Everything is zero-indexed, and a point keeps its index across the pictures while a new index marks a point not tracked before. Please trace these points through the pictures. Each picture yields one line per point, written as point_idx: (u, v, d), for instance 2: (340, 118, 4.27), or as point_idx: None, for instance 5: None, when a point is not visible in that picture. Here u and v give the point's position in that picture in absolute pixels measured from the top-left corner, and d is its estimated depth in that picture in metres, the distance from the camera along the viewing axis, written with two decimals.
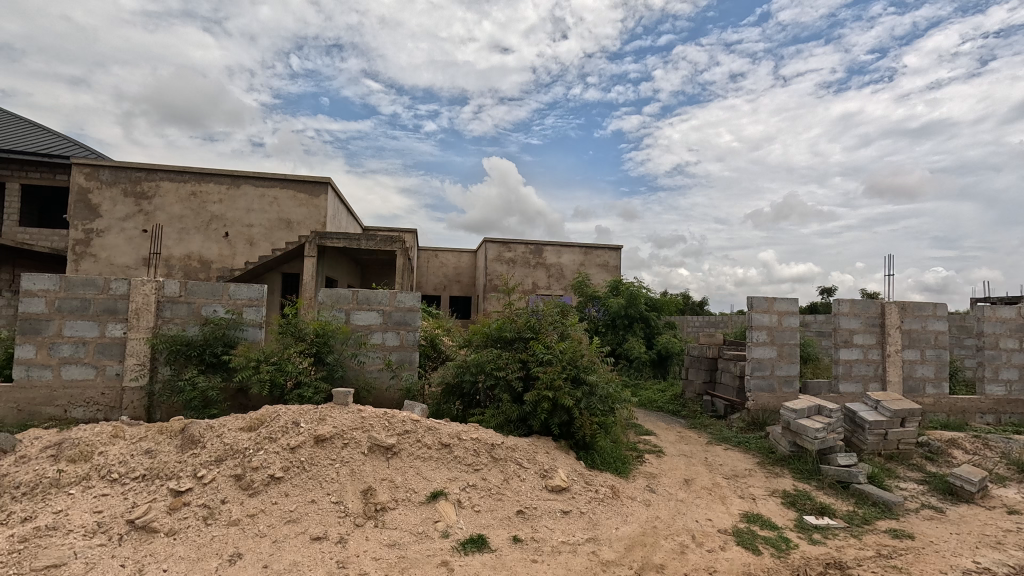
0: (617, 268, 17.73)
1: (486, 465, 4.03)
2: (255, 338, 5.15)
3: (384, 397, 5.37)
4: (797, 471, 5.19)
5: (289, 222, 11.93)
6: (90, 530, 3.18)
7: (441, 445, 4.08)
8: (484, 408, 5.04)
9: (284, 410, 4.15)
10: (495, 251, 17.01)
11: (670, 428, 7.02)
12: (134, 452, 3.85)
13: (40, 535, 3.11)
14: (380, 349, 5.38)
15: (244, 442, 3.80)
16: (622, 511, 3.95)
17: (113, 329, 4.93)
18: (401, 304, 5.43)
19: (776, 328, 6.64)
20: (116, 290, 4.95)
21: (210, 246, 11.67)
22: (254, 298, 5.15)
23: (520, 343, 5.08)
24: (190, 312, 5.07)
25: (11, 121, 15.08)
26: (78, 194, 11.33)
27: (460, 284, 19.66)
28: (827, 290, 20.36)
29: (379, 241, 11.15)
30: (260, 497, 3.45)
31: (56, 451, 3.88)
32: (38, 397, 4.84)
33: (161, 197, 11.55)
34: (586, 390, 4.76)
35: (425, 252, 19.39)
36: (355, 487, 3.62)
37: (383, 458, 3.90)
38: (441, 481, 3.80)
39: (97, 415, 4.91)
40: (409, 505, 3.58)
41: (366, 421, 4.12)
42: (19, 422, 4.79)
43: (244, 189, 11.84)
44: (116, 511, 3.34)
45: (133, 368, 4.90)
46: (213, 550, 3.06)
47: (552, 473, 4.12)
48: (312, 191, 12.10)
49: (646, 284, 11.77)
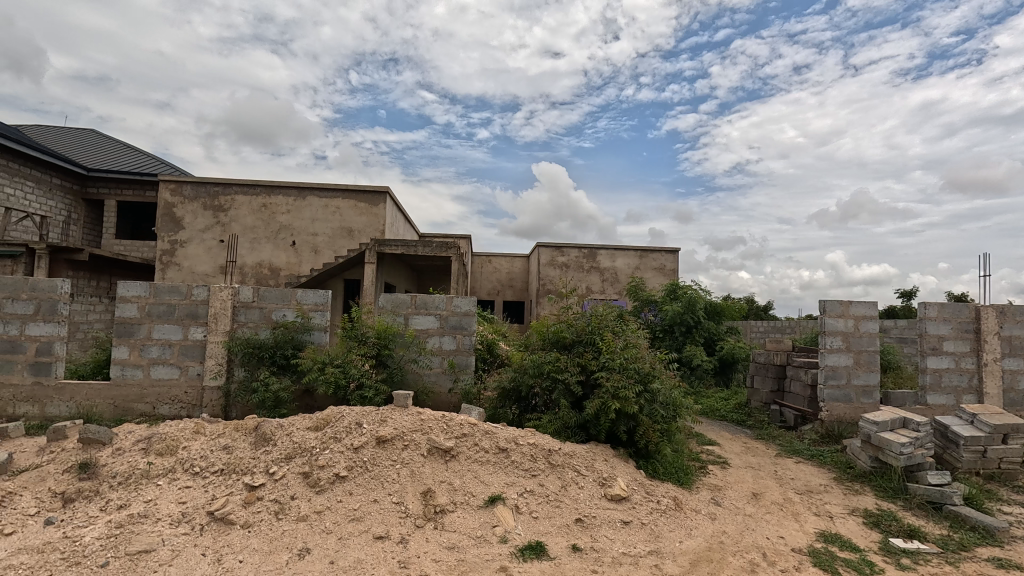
0: (674, 272, 17.16)
1: (543, 471, 3.99)
2: (320, 341, 5.38)
3: (442, 400, 5.46)
4: (880, 489, 4.79)
5: (350, 231, 12.44)
6: (175, 519, 3.41)
7: (498, 450, 4.09)
8: (541, 414, 4.97)
9: (347, 411, 4.29)
10: (548, 255, 17.05)
11: (734, 438, 6.70)
12: (214, 448, 4.11)
13: (133, 522, 3.36)
14: (439, 353, 5.47)
15: (312, 441, 3.96)
16: (686, 524, 3.79)
17: (195, 332, 5.30)
18: (457, 309, 5.50)
19: (852, 334, 6.18)
20: (197, 296, 5.32)
21: (279, 254, 12.36)
22: (320, 303, 5.39)
23: (578, 348, 5.00)
24: (261, 317, 5.37)
25: (109, 144, 16.68)
26: (165, 209, 12.34)
27: (514, 289, 19.77)
28: (904, 294, 18.80)
29: (435, 247, 11.47)
30: (326, 495, 3.58)
31: (146, 445, 4.20)
32: (131, 394, 5.27)
33: (235, 209, 12.36)
34: (647, 397, 4.64)
35: (479, 258, 19.68)
36: (415, 488, 3.69)
37: (441, 461, 3.94)
38: (498, 485, 3.80)
39: (182, 412, 5.29)
40: (467, 508, 3.59)
41: (425, 424, 4.19)
42: (116, 417, 5.24)
43: (310, 200, 12.46)
44: (198, 502, 3.57)
45: (212, 369, 5.25)
46: (284, 544, 3.20)
47: (611, 481, 4.02)
48: (371, 200, 12.57)
49: (706, 288, 11.37)
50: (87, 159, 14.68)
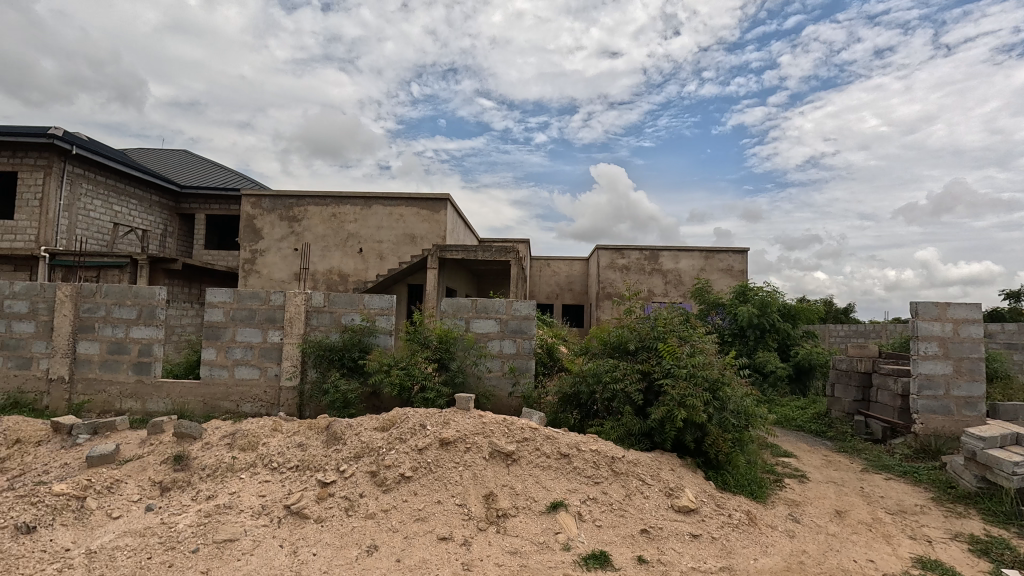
0: (742, 273, 16.34)
1: (606, 479, 3.90)
2: (386, 344, 5.57)
3: (503, 403, 5.48)
4: (988, 513, 4.28)
5: (413, 237, 12.84)
6: (256, 511, 3.63)
7: (560, 455, 4.04)
8: (603, 420, 4.87)
9: (411, 413, 4.41)
10: (608, 258, 16.78)
11: (813, 450, 6.25)
12: (290, 445, 4.35)
13: (220, 512, 3.61)
14: (500, 357, 5.50)
15: (379, 441, 4.10)
16: (760, 540, 3.56)
17: (273, 335, 5.65)
18: (517, 313, 5.50)
19: (950, 340, 5.60)
20: (275, 301, 5.67)
21: (348, 261, 12.96)
22: (385, 308, 5.58)
23: (642, 353, 4.86)
24: (332, 321, 5.64)
25: (198, 162, 18.23)
26: (247, 220, 13.29)
27: (573, 292, 19.60)
28: (1012, 295, 16.83)
29: (495, 251, 11.57)
30: (392, 494, 3.69)
31: (231, 440, 4.51)
32: (217, 392, 5.69)
33: (308, 220, 13.10)
34: (716, 405, 4.42)
35: (538, 262, 19.68)
36: (477, 491, 3.71)
37: (503, 465, 3.95)
38: (560, 491, 3.75)
39: (262, 410, 5.65)
40: (529, 513, 3.57)
41: (487, 427, 4.22)
42: (205, 413, 5.68)
43: (375, 208, 12.99)
44: (276, 496, 3.78)
45: (288, 369, 5.57)
46: (354, 540, 3.32)
47: (678, 492, 3.86)
48: (433, 207, 12.91)
49: (778, 290, 10.73)
50: (181, 177, 16.12)
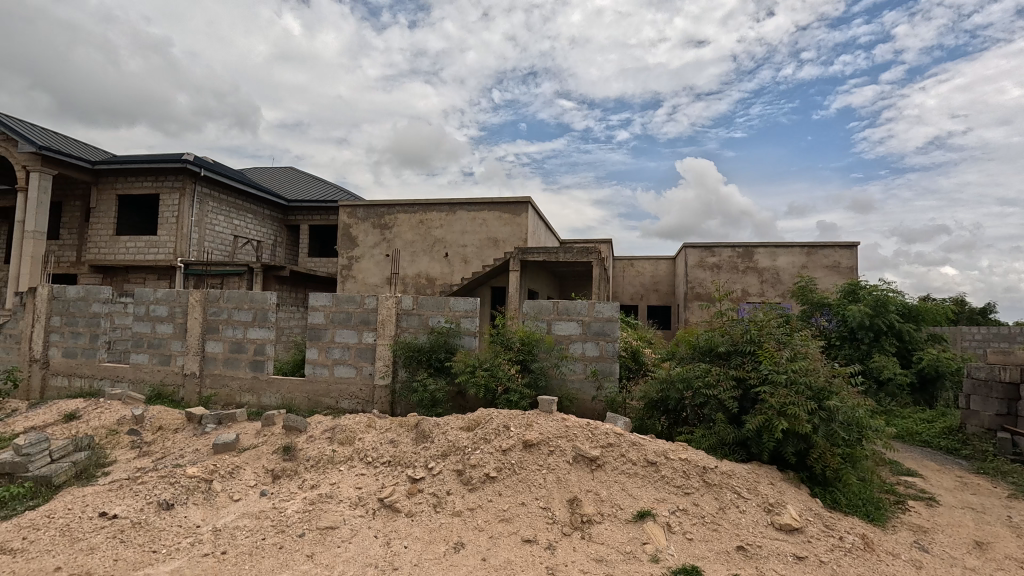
0: (852, 270, 14.83)
1: (697, 490, 3.70)
2: (470, 346, 5.72)
3: (587, 407, 5.40)
4: None
5: (495, 241, 13.09)
6: (354, 502, 3.87)
7: (646, 463, 3.90)
8: (693, 428, 4.63)
9: (495, 414, 4.48)
10: (697, 257, 16.00)
11: (943, 470, 5.50)
12: (383, 441, 4.60)
13: (322, 500, 3.90)
14: (582, 359, 5.43)
15: (464, 441, 4.21)
16: (879, 568, 3.18)
17: (367, 337, 6.02)
18: (600, 315, 5.41)
19: None
20: (368, 304, 6.04)
21: (434, 265, 13.49)
22: (469, 310, 5.74)
23: (735, 358, 4.57)
24: (420, 323, 5.90)
25: (302, 178, 19.93)
26: (344, 229, 14.28)
27: (659, 293, 18.90)
28: None
29: (576, 252, 11.46)
30: (478, 493, 3.77)
31: (331, 434, 4.86)
32: (320, 389, 6.16)
33: (398, 227, 13.83)
34: (822, 415, 4.04)
35: (621, 262, 19.23)
36: (561, 495, 3.69)
37: (587, 470, 3.89)
38: (647, 500, 3.62)
39: (358, 406, 6.03)
40: (615, 521, 3.48)
41: (570, 431, 4.17)
42: (309, 408, 6.17)
43: (459, 214, 13.41)
44: (371, 489, 4.01)
45: (381, 369, 5.90)
46: (442, 536, 3.43)
47: (779, 509, 3.57)
48: (514, 210, 13.08)
49: (896, 289, 9.60)
50: (288, 192, 17.71)
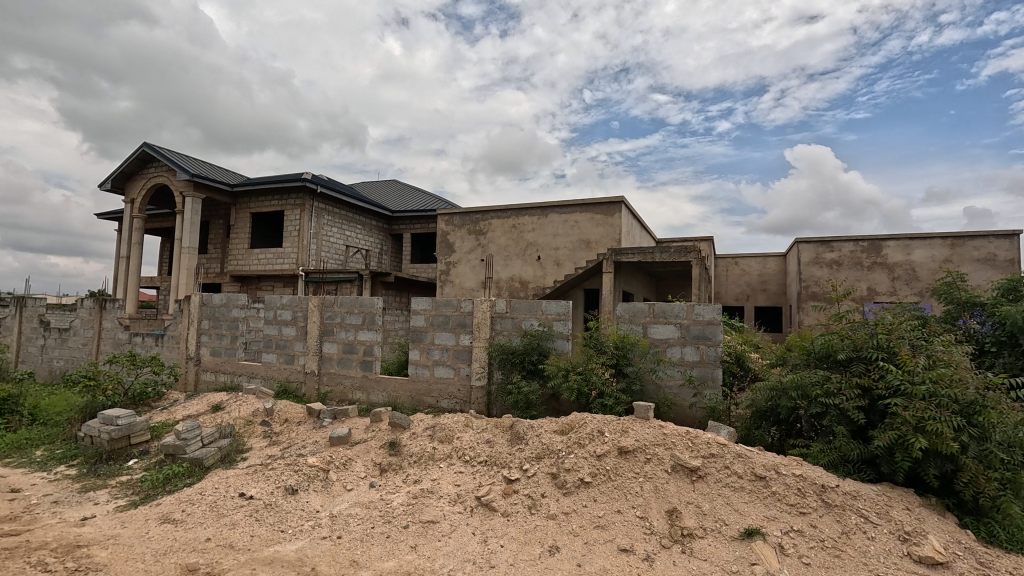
0: (1012, 263, 12.63)
1: (815, 510, 3.37)
2: (563, 349, 5.71)
3: (686, 414, 5.15)
4: None
5: (588, 242, 12.95)
6: (453, 498, 4.04)
7: (754, 477, 3.63)
8: (810, 441, 4.22)
9: (589, 418, 4.43)
10: (812, 253, 14.60)
11: None
12: (480, 440, 4.74)
13: (424, 495, 4.11)
14: (680, 364, 5.19)
15: (558, 444, 4.21)
16: None
17: (464, 339, 6.25)
18: (699, 317, 5.13)
19: None
20: (465, 308, 6.27)
21: (527, 269, 13.66)
22: (562, 313, 5.74)
23: (859, 365, 4.10)
24: (514, 326, 6.01)
25: (404, 189, 21.22)
26: (442, 236, 14.97)
27: (768, 293, 17.50)
28: None
29: (673, 252, 10.99)
30: (572, 497, 3.75)
31: (431, 433, 5.11)
32: (421, 388, 6.51)
33: (491, 232, 14.21)
34: (973, 433, 3.49)
35: (724, 261, 18.11)
36: (660, 505, 3.55)
37: (687, 480, 3.70)
38: (756, 517, 3.36)
39: (456, 406, 6.27)
40: (719, 537, 3.28)
41: (669, 439, 4.00)
42: (412, 406, 6.54)
43: (551, 217, 13.46)
44: (469, 487, 4.15)
45: (477, 370, 6.09)
46: (537, 538, 3.46)
47: (918, 538, 3.13)
48: (607, 211, 12.86)
49: None
50: (392, 203, 18.95)
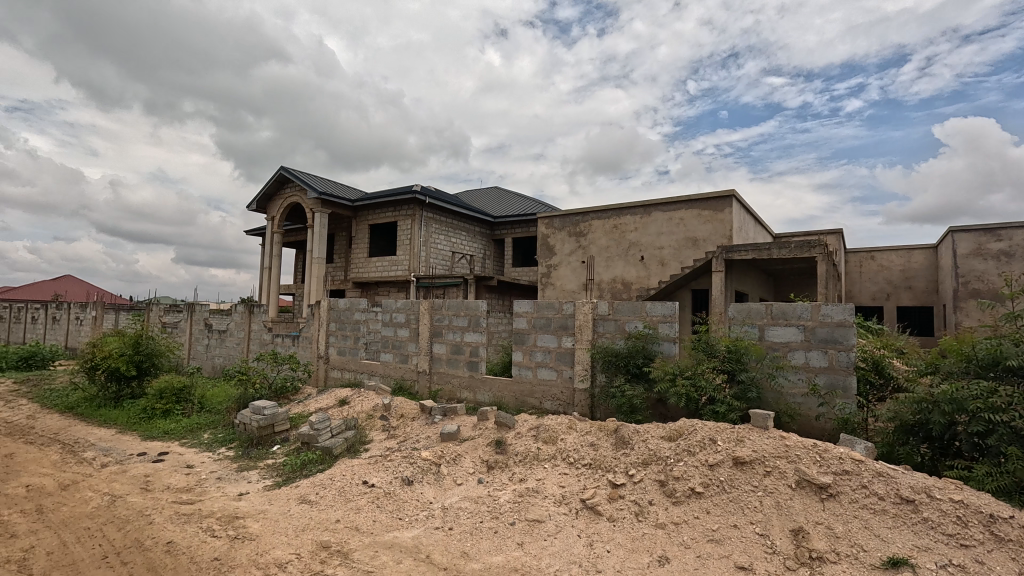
0: None
1: (981, 543, 2.88)
2: (669, 352, 5.49)
3: (812, 425, 4.68)
4: None
5: (695, 240, 12.30)
6: (558, 499, 4.06)
7: (899, 499, 3.20)
8: (972, 462, 3.62)
9: (700, 425, 4.20)
10: (971, 243, 12.51)
11: None
12: (584, 443, 4.72)
13: (529, 494, 4.19)
14: (805, 370, 4.73)
15: (666, 450, 4.06)
16: None
17: (566, 341, 6.26)
18: (827, 319, 4.65)
19: None
20: (566, 310, 6.28)
21: (630, 270, 13.31)
22: (668, 315, 5.52)
23: None
24: (617, 328, 5.90)
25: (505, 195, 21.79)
26: (543, 240, 15.12)
27: (914, 290, 15.29)
28: None
29: (794, 248, 10.05)
30: (683, 507, 3.59)
31: (535, 433, 5.18)
32: (525, 389, 6.62)
33: (592, 234, 14.06)
34: None
35: (858, 255, 16.01)
36: (783, 523, 3.26)
37: (815, 498, 3.36)
38: (903, 545, 2.96)
39: (560, 408, 6.29)
40: (856, 564, 2.93)
41: (792, 451, 3.67)
42: (517, 406, 6.67)
43: (655, 216, 13.00)
44: (573, 489, 4.15)
45: (580, 372, 6.06)
46: (645, 546, 3.36)
47: None
48: (716, 206, 12.12)
49: None
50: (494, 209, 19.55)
